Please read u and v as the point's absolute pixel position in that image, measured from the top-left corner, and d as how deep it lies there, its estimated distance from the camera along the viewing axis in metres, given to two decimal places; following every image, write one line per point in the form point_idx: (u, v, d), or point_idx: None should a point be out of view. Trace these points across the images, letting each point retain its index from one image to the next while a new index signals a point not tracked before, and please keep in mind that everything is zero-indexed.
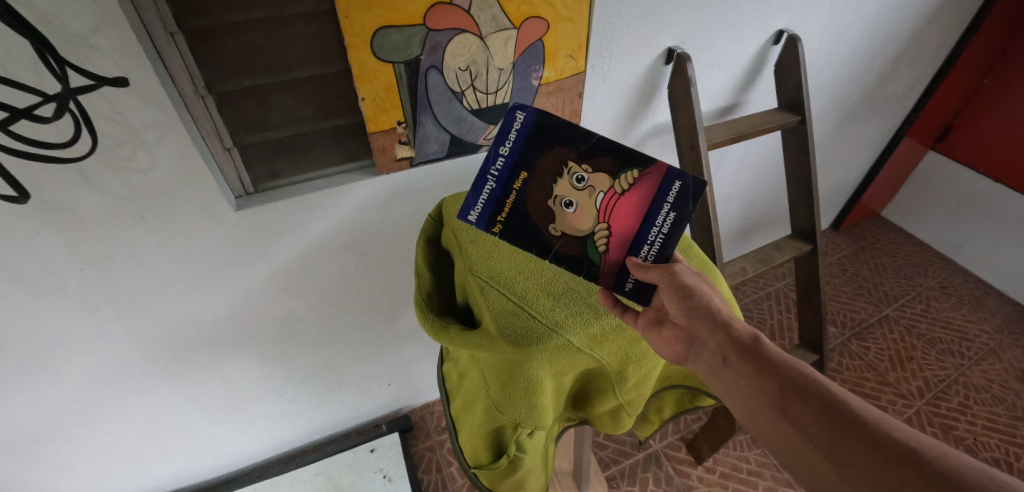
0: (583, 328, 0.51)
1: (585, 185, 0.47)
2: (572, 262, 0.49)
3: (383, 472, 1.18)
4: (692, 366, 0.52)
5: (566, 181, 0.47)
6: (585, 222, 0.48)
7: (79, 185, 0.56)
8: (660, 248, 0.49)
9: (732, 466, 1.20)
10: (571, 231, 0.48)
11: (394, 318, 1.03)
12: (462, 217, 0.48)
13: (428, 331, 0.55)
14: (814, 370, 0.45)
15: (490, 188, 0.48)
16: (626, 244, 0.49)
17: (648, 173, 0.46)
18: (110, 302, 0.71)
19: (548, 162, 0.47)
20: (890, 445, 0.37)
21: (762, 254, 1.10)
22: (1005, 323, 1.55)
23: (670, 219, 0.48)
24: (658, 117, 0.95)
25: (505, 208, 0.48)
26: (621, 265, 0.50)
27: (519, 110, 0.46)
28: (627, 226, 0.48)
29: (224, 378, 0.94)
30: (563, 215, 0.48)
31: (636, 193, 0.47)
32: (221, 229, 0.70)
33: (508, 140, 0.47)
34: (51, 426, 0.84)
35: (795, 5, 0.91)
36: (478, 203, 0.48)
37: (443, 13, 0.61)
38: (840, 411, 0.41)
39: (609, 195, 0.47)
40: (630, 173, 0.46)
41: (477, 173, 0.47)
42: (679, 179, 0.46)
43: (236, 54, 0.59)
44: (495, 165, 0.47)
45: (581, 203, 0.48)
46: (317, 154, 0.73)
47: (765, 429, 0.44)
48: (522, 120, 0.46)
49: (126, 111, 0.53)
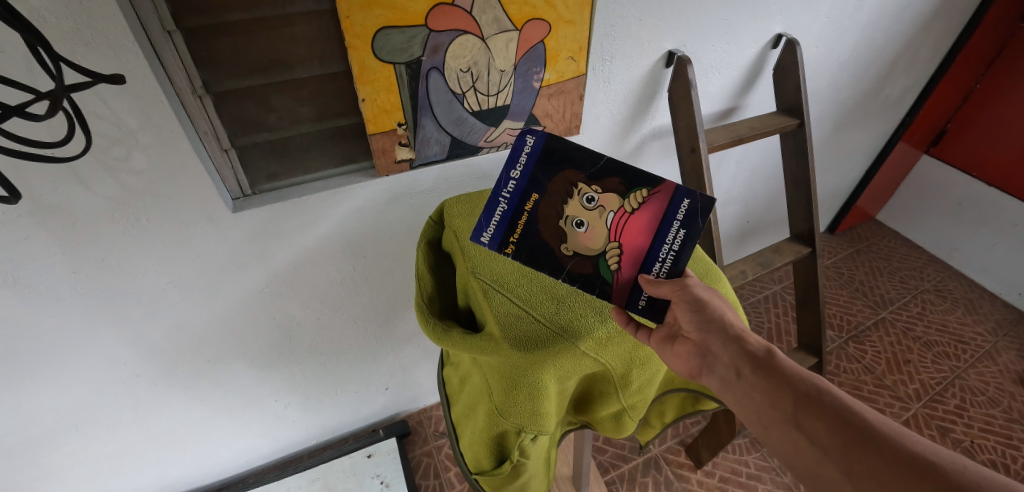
0: (589, 333, 0.50)
1: (596, 205, 0.47)
2: (584, 281, 0.48)
3: (381, 478, 1.16)
4: (706, 380, 0.51)
5: (577, 202, 0.47)
6: (596, 241, 0.48)
7: (72, 186, 0.55)
8: (672, 265, 0.48)
9: (732, 470, 1.19)
10: (583, 250, 0.48)
11: (392, 322, 1.02)
12: (473, 239, 0.48)
13: (430, 335, 0.54)
14: (828, 382, 0.45)
15: (501, 210, 0.47)
16: (639, 263, 0.48)
17: (657, 191, 0.46)
18: (102, 306, 0.69)
19: (558, 183, 0.47)
20: (909, 458, 0.37)
21: (762, 257, 1.09)
22: (999, 326, 1.56)
23: (680, 236, 0.47)
24: (658, 120, 0.95)
25: (518, 230, 0.48)
26: (634, 283, 0.49)
27: (529, 134, 0.46)
28: (639, 244, 0.48)
29: (221, 382, 0.93)
30: (574, 234, 0.47)
31: (646, 212, 0.47)
32: (217, 231, 0.69)
33: (519, 163, 0.47)
34: (44, 432, 0.82)
35: (794, 8, 0.91)
36: (490, 225, 0.48)
37: (444, 14, 0.60)
38: (856, 424, 0.40)
39: (619, 214, 0.47)
40: (640, 192, 0.46)
41: (489, 195, 0.47)
42: (687, 197, 0.46)
43: (233, 55, 0.58)
44: (506, 187, 0.47)
45: (592, 223, 0.47)
46: (315, 156, 0.73)
47: (778, 442, 0.44)
48: (532, 143, 0.46)
49: (120, 110, 0.52)
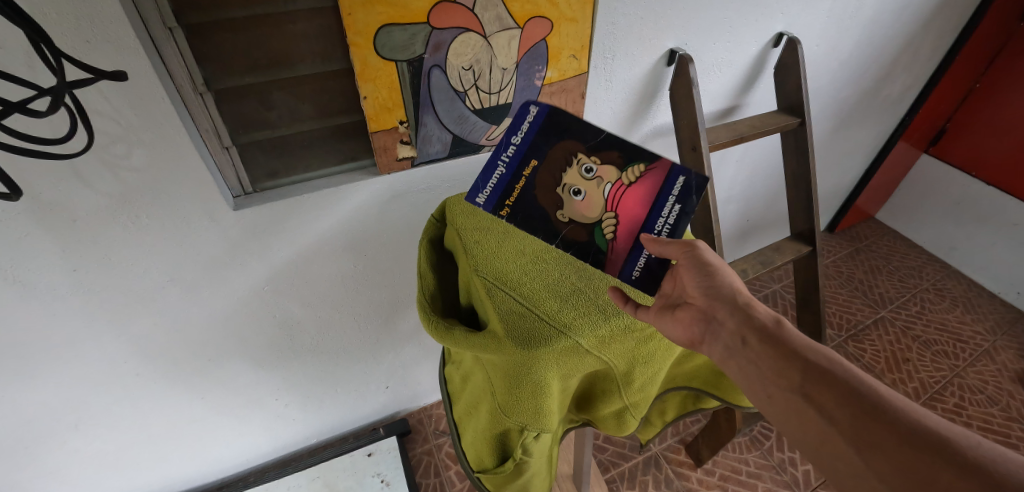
0: (592, 330, 0.49)
1: (594, 175, 0.47)
2: (579, 248, 0.51)
3: (381, 477, 1.16)
4: (707, 348, 0.51)
5: (576, 171, 0.48)
6: (592, 210, 0.49)
7: (72, 183, 0.55)
8: (666, 240, 0.49)
9: (731, 468, 1.19)
10: (578, 218, 0.49)
11: (393, 320, 1.02)
12: (471, 199, 0.50)
13: (432, 334, 0.54)
14: (836, 354, 0.45)
15: (500, 173, 0.49)
16: (633, 236, 0.49)
17: (654, 167, 0.46)
18: (102, 303, 0.69)
19: (558, 152, 0.48)
20: (921, 431, 0.37)
21: (763, 256, 1.09)
22: (998, 324, 1.56)
23: (676, 212, 0.47)
24: (659, 119, 0.95)
25: (513, 195, 0.49)
26: (628, 252, 0.50)
27: (531, 105, 0.47)
28: (634, 217, 0.49)
29: (221, 381, 0.93)
30: (571, 203, 0.49)
31: (642, 185, 0.47)
32: (218, 229, 0.68)
33: (520, 131, 0.48)
34: (43, 431, 0.82)
35: (795, 8, 0.91)
36: (487, 187, 0.50)
37: (447, 11, 0.60)
38: (867, 396, 0.40)
39: (616, 186, 0.47)
40: (636, 166, 0.46)
41: (488, 158, 0.49)
42: (683, 176, 0.46)
43: (235, 53, 0.58)
44: (506, 152, 0.48)
45: (589, 192, 0.48)
46: (317, 154, 0.72)
47: (784, 413, 0.44)
48: (534, 113, 0.47)
49: (122, 106, 0.52)
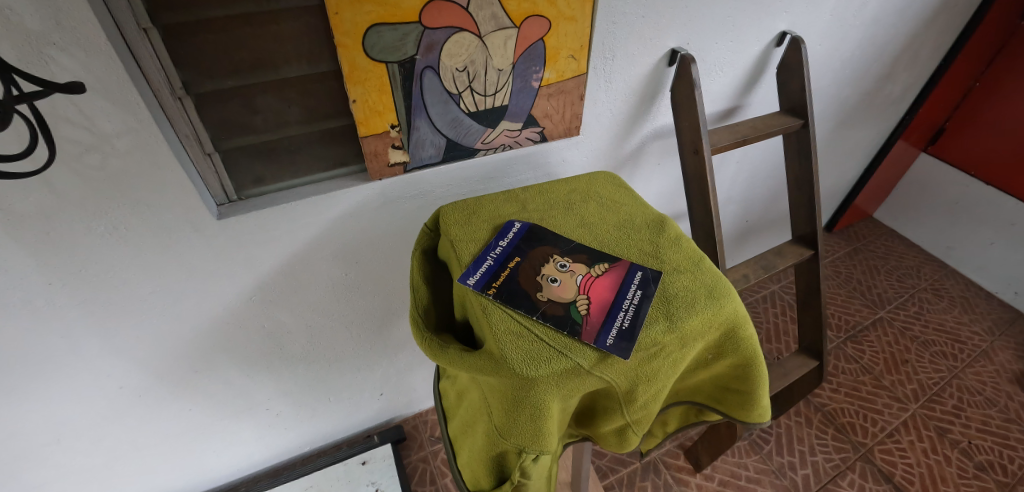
0: (591, 349, 0.47)
1: (567, 269, 0.55)
2: (557, 321, 0.49)
3: (375, 486, 1.13)
4: None
5: (552, 266, 0.55)
6: (567, 293, 0.52)
7: (42, 195, 0.52)
8: (635, 315, 0.49)
9: (730, 473, 1.18)
10: (555, 298, 0.52)
11: (386, 328, 0.99)
12: (461, 281, 0.52)
13: (427, 353, 0.51)
14: None
15: (489, 263, 0.55)
16: (606, 312, 0.50)
17: (614, 265, 0.56)
18: (79, 316, 0.66)
19: (538, 252, 0.57)
20: None
21: (765, 260, 1.06)
22: (996, 325, 1.56)
23: (638, 295, 0.51)
24: (659, 120, 0.92)
25: (499, 277, 0.53)
26: (603, 323, 0.49)
27: (516, 222, 0.60)
28: (605, 298, 0.52)
29: (209, 392, 0.90)
30: (549, 287, 0.53)
31: (608, 276, 0.54)
32: (203, 239, 0.66)
33: (506, 238, 0.58)
34: (24, 448, 0.79)
35: (798, 6, 0.88)
36: (477, 272, 0.53)
37: (439, 10, 0.57)
38: None
39: (586, 276, 0.54)
40: (602, 264, 0.56)
41: (480, 253, 0.56)
42: (640, 270, 0.55)
43: (214, 55, 0.54)
44: (494, 250, 0.57)
45: (564, 279, 0.54)
46: (304, 160, 0.70)
47: None
48: (518, 227, 0.60)
49: (94, 115, 0.49)
